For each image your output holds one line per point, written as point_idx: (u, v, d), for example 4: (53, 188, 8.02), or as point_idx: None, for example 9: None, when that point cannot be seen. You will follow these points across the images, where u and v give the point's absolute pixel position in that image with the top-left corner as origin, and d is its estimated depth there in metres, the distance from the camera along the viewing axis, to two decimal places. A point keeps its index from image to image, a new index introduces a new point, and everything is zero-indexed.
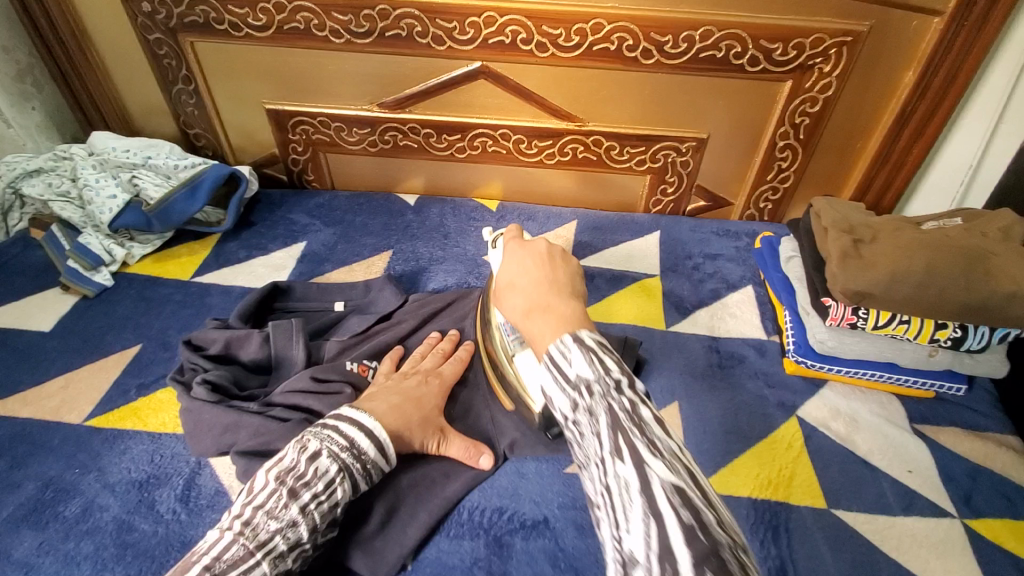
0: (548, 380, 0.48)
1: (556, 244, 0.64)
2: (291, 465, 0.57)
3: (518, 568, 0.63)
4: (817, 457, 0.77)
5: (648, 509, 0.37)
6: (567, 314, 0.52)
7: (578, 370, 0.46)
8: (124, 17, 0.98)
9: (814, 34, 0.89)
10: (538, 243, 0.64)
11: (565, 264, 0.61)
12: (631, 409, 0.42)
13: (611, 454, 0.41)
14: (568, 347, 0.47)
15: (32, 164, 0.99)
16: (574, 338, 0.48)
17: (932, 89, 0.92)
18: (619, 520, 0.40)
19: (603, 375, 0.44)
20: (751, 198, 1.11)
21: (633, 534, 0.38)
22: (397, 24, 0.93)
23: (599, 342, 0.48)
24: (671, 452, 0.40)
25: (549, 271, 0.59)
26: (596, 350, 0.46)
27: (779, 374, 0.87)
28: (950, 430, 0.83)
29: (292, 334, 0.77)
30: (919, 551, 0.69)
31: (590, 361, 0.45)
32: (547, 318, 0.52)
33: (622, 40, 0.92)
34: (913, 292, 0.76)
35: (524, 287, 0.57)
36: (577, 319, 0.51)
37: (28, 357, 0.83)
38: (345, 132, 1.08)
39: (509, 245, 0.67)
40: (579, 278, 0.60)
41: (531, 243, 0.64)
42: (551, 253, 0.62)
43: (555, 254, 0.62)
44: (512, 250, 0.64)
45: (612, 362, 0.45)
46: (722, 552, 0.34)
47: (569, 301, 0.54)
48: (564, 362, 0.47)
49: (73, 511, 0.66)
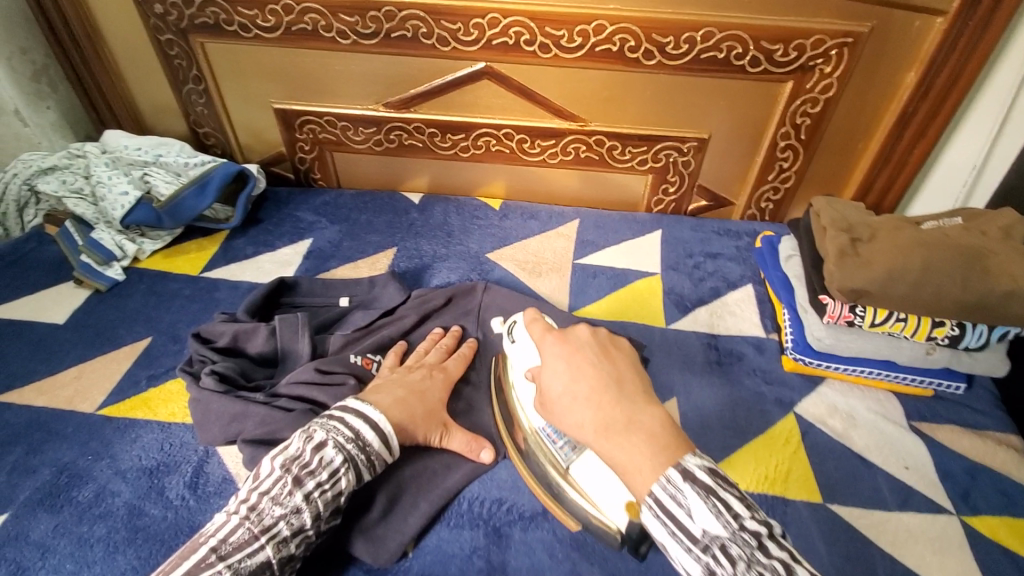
0: (665, 533, 0.50)
1: (597, 328, 0.64)
2: (297, 454, 0.59)
3: (516, 558, 0.64)
4: (814, 453, 0.78)
5: None
6: (655, 430, 0.54)
7: (707, 527, 0.49)
8: (137, 18, 1.01)
9: (815, 36, 0.90)
10: (580, 334, 0.63)
11: (617, 351, 0.61)
12: (785, 571, 0.46)
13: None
14: (683, 493, 0.49)
15: (47, 161, 1.02)
16: (686, 476, 0.50)
17: (933, 90, 0.93)
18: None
19: (738, 533, 0.48)
20: (752, 198, 1.12)
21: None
22: (403, 25, 0.95)
23: (713, 478, 0.50)
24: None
25: (611, 366, 0.59)
26: (716, 494, 0.49)
27: (778, 371, 0.88)
28: (947, 428, 0.83)
29: (297, 328, 0.79)
30: (914, 546, 0.69)
31: (717, 514, 0.49)
32: (635, 441, 0.53)
33: (624, 41, 0.93)
34: (910, 289, 0.77)
35: (587, 397, 0.56)
36: (667, 435, 0.54)
37: (43, 348, 0.85)
38: (351, 131, 1.10)
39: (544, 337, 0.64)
40: (635, 368, 0.61)
41: (571, 334, 0.63)
42: (600, 346, 0.61)
43: (603, 343, 0.62)
44: (553, 347, 0.62)
45: (741, 511, 0.49)
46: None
47: (647, 413, 0.55)
48: (687, 516, 0.49)
49: (86, 496, 0.68)
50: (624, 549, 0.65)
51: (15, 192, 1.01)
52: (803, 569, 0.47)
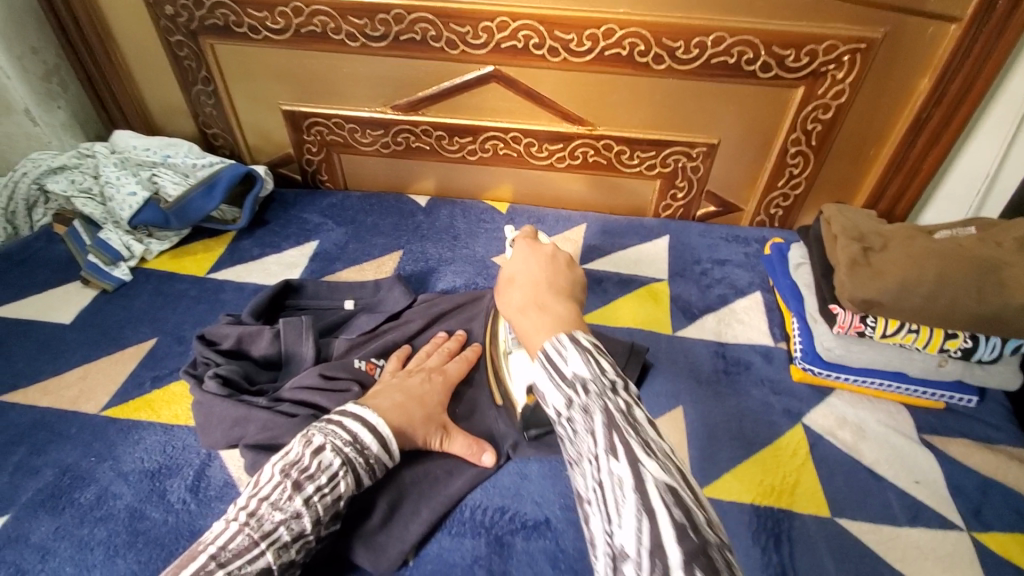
0: (542, 376, 0.49)
1: (563, 250, 0.66)
2: (296, 458, 0.59)
3: (518, 568, 0.64)
4: (822, 466, 0.77)
5: (642, 506, 0.39)
6: (562, 316, 0.54)
7: (574, 369, 0.47)
8: (147, 19, 1.01)
9: (827, 41, 0.89)
10: (545, 247, 0.66)
11: (570, 270, 0.63)
12: (627, 410, 0.45)
13: (605, 452, 0.43)
14: (565, 346, 0.49)
15: (56, 160, 1.02)
16: (571, 338, 0.50)
17: (947, 97, 0.92)
18: (609, 515, 0.41)
19: (599, 375, 0.46)
20: (762, 204, 1.10)
21: (625, 529, 0.39)
22: (412, 28, 0.95)
23: (594, 345, 0.50)
24: (663, 453, 0.42)
25: (551, 274, 0.61)
26: (593, 352, 0.48)
27: (786, 381, 0.87)
28: (960, 442, 0.82)
29: (302, 331, 0.78)
30: (925, 563, 0.68)
31: (586, 361, 0.47)
32: (541, 317, 0.54)
33: (634, 45, 0.92)
34: (922, 301, 0.76)
35: (523, 285, 0.59)
36: (572, 323, 0.53)
37: (49, 348, 0.85)
38: (359, 133, 1.10)
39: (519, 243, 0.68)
40: (579, 285, 0.62)
41: (539, 244, 0.66)
42: (557, 260, 0.64)
43: (559, 259, 0.64)
44: (522, 247, 0.66)
45: (607, 365, 0.48)
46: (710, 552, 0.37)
47: (564, 305, 0.56)
48: (561, 359, 0.48)
49: (87, 498, 0.68)
50: None
51: (24, 191, 1.01)
52: (645, 413, 0.46)
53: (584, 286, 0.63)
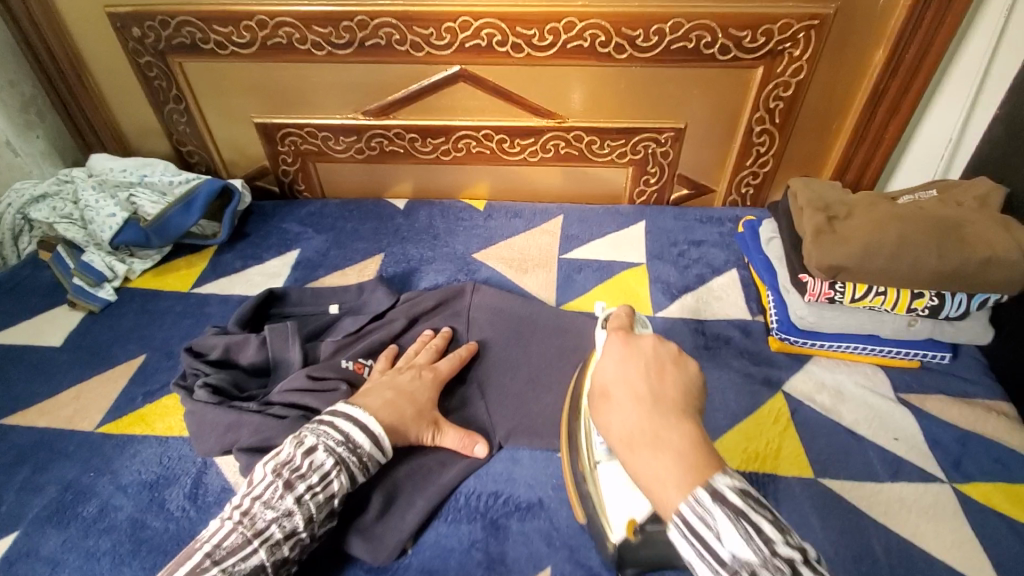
0: (690, 552, 0.45)
1: (666, 343, 0.56)
2: (288, 458, 0.60)
3: (515, 548, 0.66)
4: (804, 429, 0.79)
5: None
6: (683, 453, 0.47)
7: (734, 550, 0.43)
8: (116, 43, 1.03)
9: (781, 20, 0.92)
10: (643, 344, 0.55)
11: (678, 367, 0.54)
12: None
13: None
14: (713, 516, 0.44)
15: (38, 189, 1.03)
16: (713, 496, 0.44)
17: (903, 67, 0.95)
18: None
19: (770, 559, 0.42)
20: (732, 183, 1.13)
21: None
22: (376, 33, 0.96)
23: (744, 497, 0.45)
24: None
25: (656, 383, 0.52)
26: (745, 514, 0.44)
27: (765, 352, 0.89)
28: (936, 397, 0.84)
29: (288, 337, 0.80)
30: (908, 515, 0.70)
31: (746, 537, 0.43)
32: (659, 458, 0.47)
33: (595, 36, 0.95)
34: (887, 263, 0.78)
35: (626, 405, 0.51)
36: (701, 462, 0.47)
37: (41, 370, 0.86)
38: (332, 141, 1.11)
39: (608, 338, 0.59)
40: (695, 387, 0.53)
41: (633, 337, 0.57)
42: (661, 360, 0.54)
43: (662, 356, 0.55)
44: (612, 346, 0.57)
45: (772, 533, 0.43)
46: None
47: (681, 432, 0.48)
48: (713, 537, 0.44)
49: (90, 511, 0.69)
50: None
51: (9, 221, 1.02)
52: None
53: (701, 385, 0.53)
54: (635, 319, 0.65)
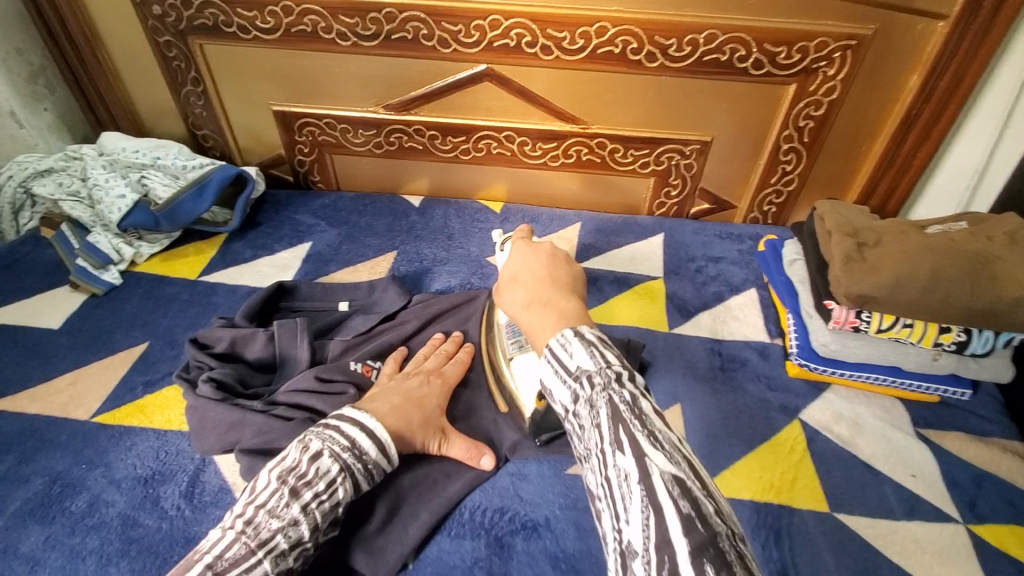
0: (548, 371, 0.51)
1: (559, 249, 0.68)
2: (293, 464, 0.58)
3: (518, 568, 0.63)
4: (819, 461, 0.77)
5: (647, 499, 0.40)
6: (566, 311, 0.56)
7: (579, 362, 0.48)
8: (135, 21, 1.00)
9: (819, 38, 0.89)
10: (542, 246, 0.68)
11: (568, 267, 0.65)
12: (632, 402, 0.45)
13: (611, 446, 0.43)
14: (570, 342, 0.50)
15: (43, 163, 1.01)
16: (575, 332, 0.51)
17: (936, 95, 0.92)
18: (618, 511, 0.42)
19: (603, 368, 0.47)
20: (755, 201, 1.11)
21: (633, 525, 0.40)
22: (404, 27, 0.94)
23: (599, 338, 0.51)
24: (671, 444, 0.42)
25: (553, 271, 0.63)
26: (597, 344, 0.50)
27: (782, 377, 0.87)
28: (955, 435, 0.82)
29: (297, 333, 0.78)
30: (923, 557, 0.68)
31: (590, 353, 0.49)
32: (546, 312, 0.56)
33: (626, 43, 0.92)
34: (916, 296, 0.76)
35: (526, 283, 0.61)
36: (575, 317, 0.56)
37: (38, 353, 0.84)
38: (351, 133, 1.09)
39: (516, 246, 0.70)
40: (580, 280, 0.65)
41: (536, 245, 0.68)
42: (554, 257, 0.66)
43: (558, 259, 0.66)
44: (519, 249, 0.68)
45: (610, 356, 0.48)
46: (720, 543, 0.37)
47: (567, 300, 0.58)
48: (566, 354, 0.50)
49: (79, 506, 0.67)
50: None
51: (10, 195, 0.99)
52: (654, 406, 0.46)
53: (583, 279, 0.65)
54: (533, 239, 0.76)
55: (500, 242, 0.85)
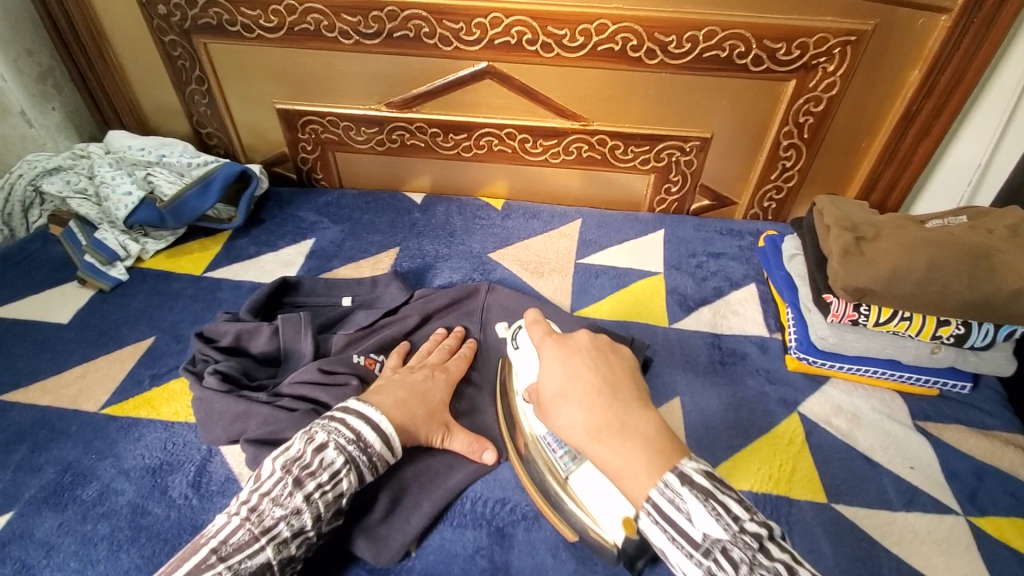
0: (665, 539, 0.50)
1: (599, 337, 0.63)
2: (297, 454, 0.59)
3: (520, 558, 0.64)
4: (818, 453, 0.78)
5: None
6: (649, 437, 0.53)
7: (705, 529, 0.49)
8: (140, 21, 1.02)
9: (818, 34, 0.90)
10: (578, 342, 0.62)
11: (616, 360, 0.61)
12: (783, 572, 0.47)
13: None
14: (683, 498, 0.50)
15: (52, 162, 1.02)
16: (684, 483, 0.50)
17: (938, 89, 0.93)
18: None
19: (738, 535, 0.48)
20: (755, 197, 1.11)
21: None
22: (406, 25, 0.95)
23: (710, 482, 0.51)
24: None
25: (604, 373, 0.58)
26: (713, 496, 0.50)
27: (782, 371, 0.88)
28: (954, 427, 0.83)
29: (301, 327, 0.79)
30: (921, 547, 0.69)
31: (716, 516, 0.49)
32: (626, 445, 0.53)
33: (626, 40, 0.93)
34: (914, 289, 0.77)
35: (581, 398, 0.56)
36: (661, 442, 0.53)
37: (48, 347, 0.85)
38: (354, 131, 1.10)
39: (544, 342, 0.64)
40: (635, 372, 0.61)
41: (570, 342, 0.62)
42: (599, 351, 0.61)
43: (603, 353, 0.61)
44: (551, 353, 0.62)
45: (737, 512, 0.49)
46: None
47: (642, 417, 0.55)
48: (686, 520, 0.49)
49: (90, 494, 0.68)
50: None
51: (20, 192, 1.01)
52: (801, 569, 0.48)
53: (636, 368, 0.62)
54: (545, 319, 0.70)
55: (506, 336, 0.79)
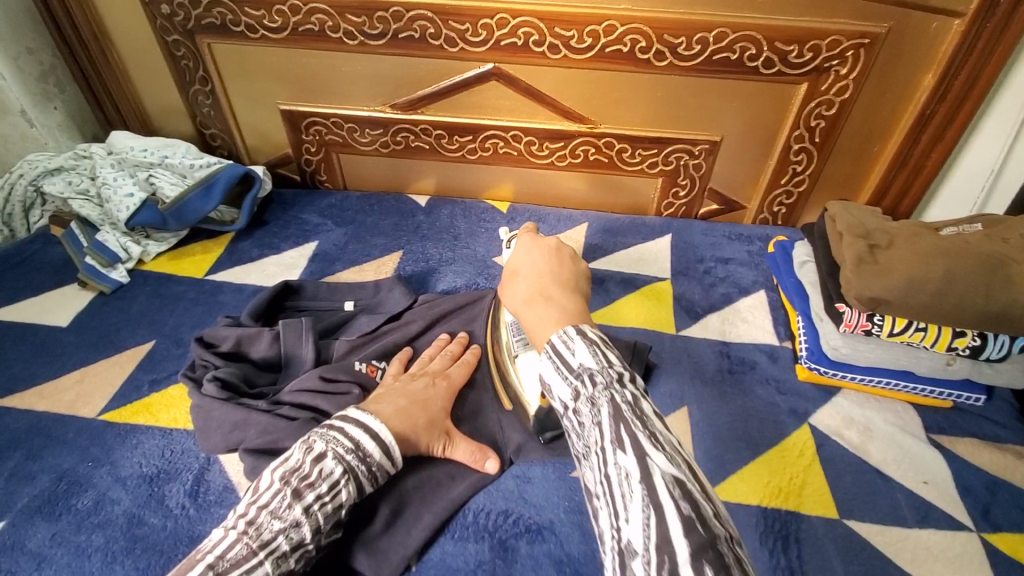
0: (548, 367, 0.49)
1: (567, 245, 0.67)
2: (296, 465, 0.58)
3: (522, 572, 0.63)
4: (829, 467, 0.76)
5: (648, 500, 0.38)
6: (567, 307, 0.55)
7: (582, 360, 0.47)
8: (144, 20, 1.01)
9: (830, 36, 0.88)
10: (549, 241, 0.67)
11: (574, 263, 0.64)
12: (634, 402, 0.43)
13: (611, 444, 0.42)
14: (574, 338, 0.48)
15: (53, 162, 1.01)
16: (579, 331, 0.49)
17: (951, 94, 0.90)
18: (617, 510, 0.40)
19: (607, 367, 0.45)
20: (765, 201, 1.09)
21: (632, 525, 0.38)
22: (411, 26, 0.94)
23: (601, 337, 0.49)
24: (671, 446, 0.41)
25: (555, 265, 0.62)
26: (600, 344, 0.48)
27: (791, 381, 0.86)
28: (969, 441, 0.81)
29: (302, 333, 0.77)
30: (936, 566, 0.67)
31: (593, 352, 0.47)
32: (547, 307, 0.55)
33: (635, 42, 0.91)
34: (929, 299, 0.75)
35: (528, 278, 0.60)
36: (576, 312, 0.54)
37: (47, 351, 0.85)
38: (358, 133, 1.09)
39: (522, 239, 0.70)
40: (584, 278, 0.64)
41: (542, 240, 0.67)
42: (561, 253, 0.65)
43: (563, 254, 0.65)
44: (524, 242, 0.67)
45: (614, 356, 0.47)
46: (719, 546, 0.36)
47: (569, 296, 0.57)
48: (568, 352, 0.48)
49: (85, 504, 0.67)
50: None
51: (21, 193, 1.00)
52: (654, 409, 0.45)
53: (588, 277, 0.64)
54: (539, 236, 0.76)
55: (506, 241, 0.82)
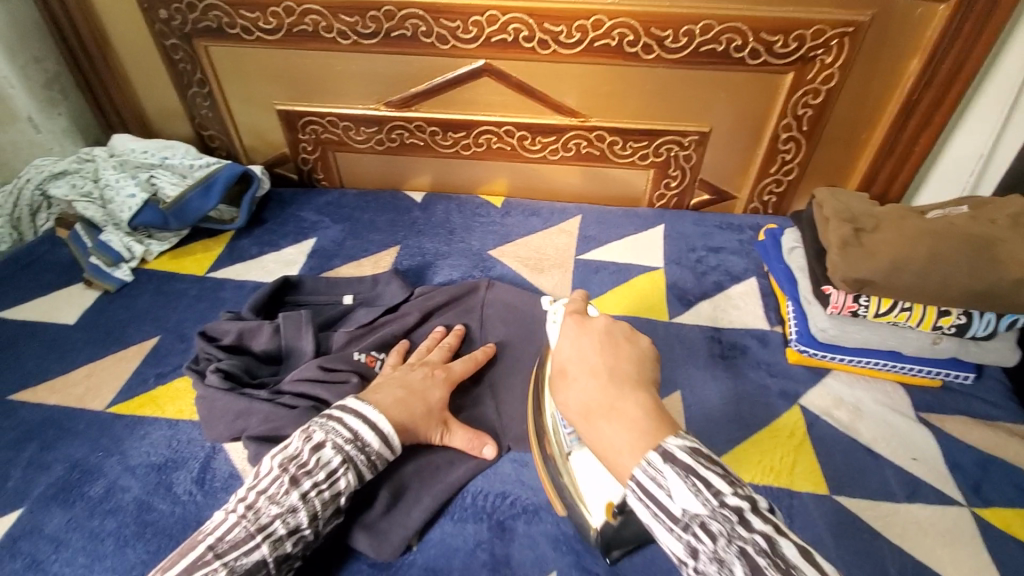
0: (647, 515, 0.48)
1: (617, 321, 0.63)
2: (295, 453, 0.60)
3: (520, 551, 0.65)
4: (820, 445, 0.78)
5: None
6: (641, 421, 0.51)
7: (685, 505, 0.46)
8: (143, 25, 1.03)
9: (815, 26, 0.90)
10: (596, 322, 0.62)
11: (630, 346, 0.60)
12: (770, 549, 0.42)
13: None
14: (663, 474, 0.47)
15: (58, 166, 1.03)
16: (664, 456, 0.48)
17: (937, 80, 0.92)
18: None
19: (718, 510, 0.45)
20: (755, 190, 1.11)
21: None
22: (403, 24, 0.96)
23: (694, 456, 0.48)
24: None
25: (612, 359, 0.58)
26: (695, 470, 0.47)
27: (782, 364, 0.88)
28: (957, 419, 0.82)
29: (301, 325, 0.79)
30: (925, 539, 0.69)
31: (696, 492, 0.46)
32: (618, 427, 0.52)
33: (623, 35, 0.93)
34: (914, 280, 0.77)
35: (583, 381, 0.56)
36: (654, 427, 0.51)
37: (55, 348, 0.87)
38: (353, 131, 1.11)
39: (566, 319, 0.65)
40: (646, 361, 0.59)
41: (588, 322, 0.63)
42: (612, 336, 0.61)
43: (616, 336, 0.61)
44: (569, 327, 0.63)
45: (723, 490, 0.46)
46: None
47: (637, 401, 0.53)
48: (665, 494, 0.47)
49: (97, 491, 0.69)
50: (628, 544, 0.65)
51: (28, 197, 1.03)
52: (788, 544, 0.43)
53: (652, 359, 0.60)
54: (589, 301, 0.70)
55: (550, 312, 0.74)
